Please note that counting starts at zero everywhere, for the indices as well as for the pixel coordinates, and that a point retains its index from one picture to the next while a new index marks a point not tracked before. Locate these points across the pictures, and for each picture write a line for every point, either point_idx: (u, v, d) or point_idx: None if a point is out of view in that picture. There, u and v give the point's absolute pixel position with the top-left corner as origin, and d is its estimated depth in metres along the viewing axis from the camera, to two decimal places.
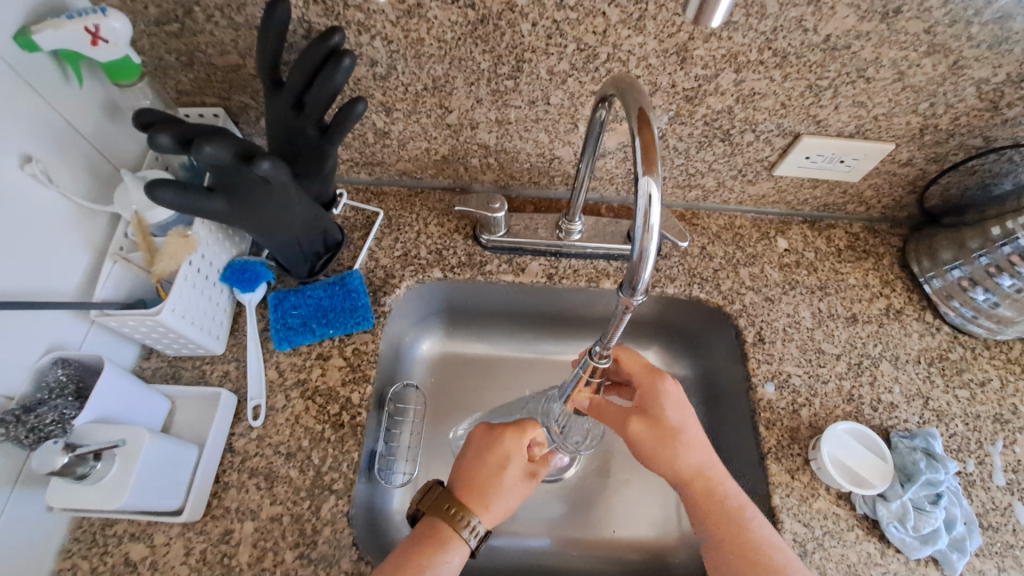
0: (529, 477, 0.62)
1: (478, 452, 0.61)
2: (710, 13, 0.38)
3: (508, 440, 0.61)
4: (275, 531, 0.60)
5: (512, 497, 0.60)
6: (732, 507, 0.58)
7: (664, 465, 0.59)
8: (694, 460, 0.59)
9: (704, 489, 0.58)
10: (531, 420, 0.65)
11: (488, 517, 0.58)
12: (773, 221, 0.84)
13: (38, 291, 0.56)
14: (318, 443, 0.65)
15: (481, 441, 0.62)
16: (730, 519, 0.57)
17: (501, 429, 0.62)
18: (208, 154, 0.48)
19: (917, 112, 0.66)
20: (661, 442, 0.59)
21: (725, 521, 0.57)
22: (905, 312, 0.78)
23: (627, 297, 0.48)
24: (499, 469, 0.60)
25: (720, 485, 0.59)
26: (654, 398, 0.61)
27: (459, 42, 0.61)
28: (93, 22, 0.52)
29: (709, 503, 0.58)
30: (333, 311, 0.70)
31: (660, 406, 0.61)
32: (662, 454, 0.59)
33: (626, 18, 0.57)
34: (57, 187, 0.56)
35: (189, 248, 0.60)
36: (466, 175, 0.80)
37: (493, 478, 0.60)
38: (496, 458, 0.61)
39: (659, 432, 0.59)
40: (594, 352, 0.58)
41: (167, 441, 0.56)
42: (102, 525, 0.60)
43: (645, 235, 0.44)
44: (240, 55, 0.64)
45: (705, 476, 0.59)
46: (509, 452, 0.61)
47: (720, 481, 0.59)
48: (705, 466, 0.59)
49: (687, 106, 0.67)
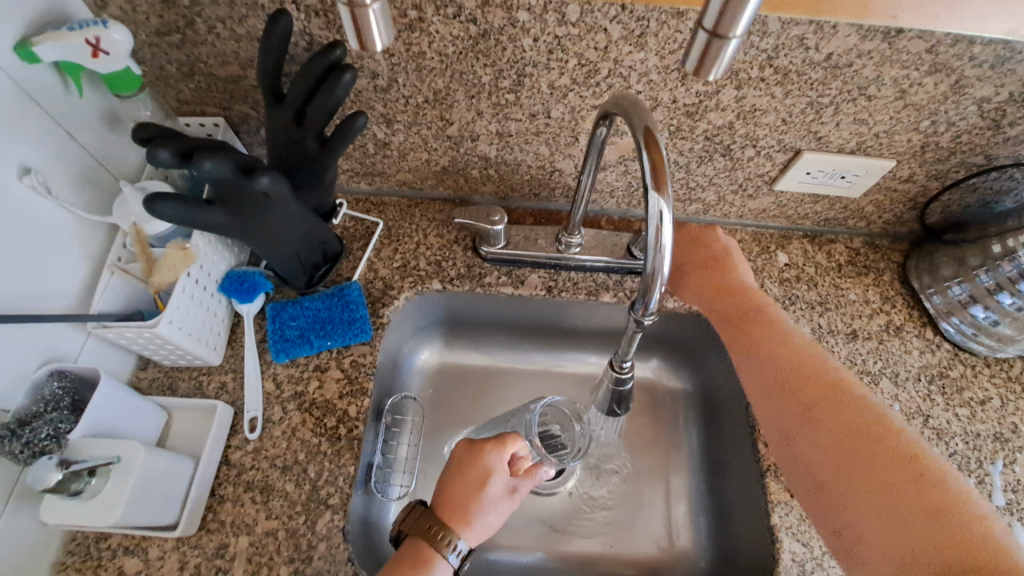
0: (512, 492, 0.61)
1: (459, 467, 0.61)
2: (710, 67, 0.38)
3: (488, 454, 0.61)
4: (269, 545, 0.60)
5: (495, 513, 0.60)
6: (798, 345, 0.63)
7: (760, 361, 0.64)
8: (751, 299, 0.68)
9: (757, 320, 0.66)
10: (513, 432, 0.65)
11: (471, 535, 0.58)
12: (773, 235, 0.84)
13: (36, 303, 0.55)
14: (314, 456, 0.64)
15: (463, 456, 0.62)
16: (791, 356, 0.62)
17: (482, 443, 0.62)
18: (208, 170, 0.48)
19: (918, 129, 0.66)
20: (743, 330, 0.66)
21: (782, 348, 0.63)
22: (905, 329, 0.77)
23: (638, 314, 0.50)
24: (479, 484, 0.60)
25: (787, 327, 0.64)
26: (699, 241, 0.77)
27: (459, 56, 0.61)
28: (94, 34, 0.52)
29: (765, 332, 0.65)
30: (332, 323, 0.70)
31: (706, 252, 0.75)
32: (741, 337, 0.67)
33: (627, 35, 0.57)
34: (56, 198, 0.56)
35: (187, 259, 0.60)
36: (466, 187, 0.80)
37: (475, 493, 0.59)
38: (477, 473, 0.60)
39: (722, 280, 0.72)
40: (614, 362, 0.61)
41: (163, 456, 0.55)
42: (96, 537, 0.60)
43: (656, 254, 0.46)
44: (242, 67, 0.64)
45: (766, 311, 0.66)
46: (489, 466, 0.61)
47: (786, 321, 0.65)
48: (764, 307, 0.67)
49: (687, 121, 0.67)
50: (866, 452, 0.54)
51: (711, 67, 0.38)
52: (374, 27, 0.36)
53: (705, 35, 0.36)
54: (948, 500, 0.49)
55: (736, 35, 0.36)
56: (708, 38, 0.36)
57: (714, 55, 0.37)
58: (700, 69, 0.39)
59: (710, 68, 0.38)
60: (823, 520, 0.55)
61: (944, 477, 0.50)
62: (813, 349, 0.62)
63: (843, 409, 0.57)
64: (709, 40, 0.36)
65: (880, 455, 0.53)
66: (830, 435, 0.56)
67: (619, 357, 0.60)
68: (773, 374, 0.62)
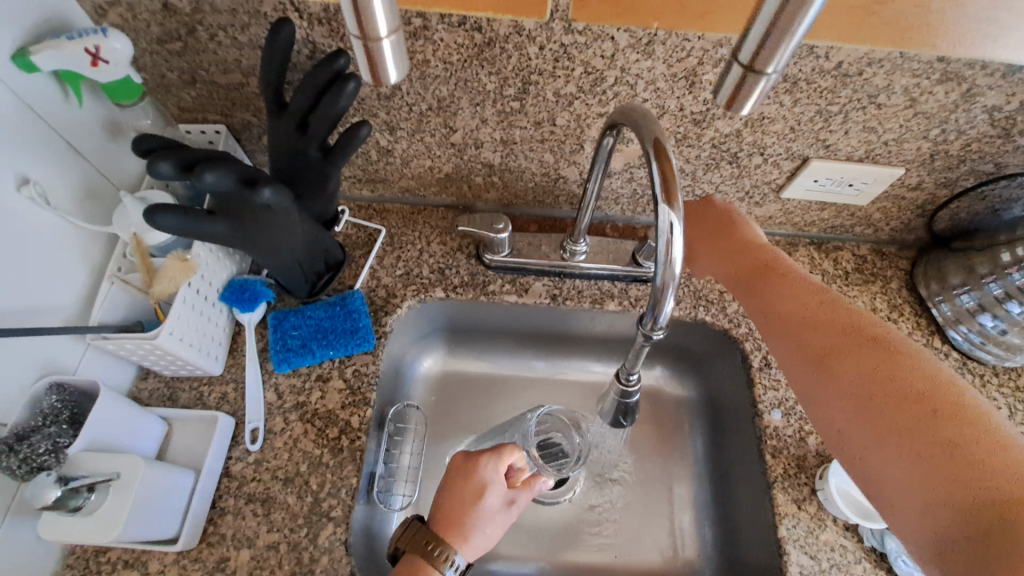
0: (509, 505, 0.61)
1: (455, 481, 0.61)
2: (744, 99, 0.37)
3: (484, 466, 0.61)
4: (271, 559, 0.59)
5: (492, 526, 0.59)
6: (810, 292, 0.61)
7: (779, 309, 0.62)
8: (763, 253, 0.66)
9: (768, 272, 0.64)
10: (510, 444, 0.64)
11: (468, 549, 0.57)
12: (779, 242, 0.83)
13: (35, 315, 0.54)
14: (317, 467, 0.64)
15: (458, 469, 0.61)
16: (803, 305, 0.60)
17: (478, 455, 0.62)
18: (209, 182, 0.47)
19: (928, 137, 0.65)
20: (758, 281, 0.65)
21: (793, 297, 0.61)
22: (913, 337, 0.77)
23: (647, 329, 0.50)
24: (475, 497, 0.59)
25: (799, 279, 0.63)
26: (709, 213, 0.72)
27: (464, 64, 0.60)
28: (94, 43, 0.52)
29: (777, 284, 0.63)
30: (334, 332, 0.69)
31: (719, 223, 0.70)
32: (754, 291, 0.65)
33: (634, 43, 0.57)
34: (55, 208, 0.55)
35: (188, 270, 0.59)
36: (470, 194, 0.80)
37: (471, 507, 0.59)
38: (473, 486, 0.60)
39: (737, 234, 0.69)
40: (621, 373, 0.60)
41: (163, 470, 0.55)
42: (95, 551, 0.59)
43: (666, 267, 0.45)
44: (243, 74, 0.63)
45: (775, 265, 0.65)
46: (485, 479, 0.60)
47: (796, 274, 0.64)
48: (774, 260, 0.65)
49: (694, 129, 0.66)
50: (889, 393, 0.51)
51: (745, 100, 0.37)
52: (388, 61, 0.35)
53: (740, 68, 0.36)
54: (975, 433, 0.46)
55: (771, 71, 0.35)
56: (743, 72, 0.36)
57: (750, 88, 0.36)
58: (733, 101, 0.38)
59: (743, 101, 0.37)
60: (848, 468, 0.53)
61: (967, 410, 0.48)
62: (829, 297, 0.60)
63: (858, 349, 0.55)
64: (743, 74, 0.36)
65: (902, 392, 0.51)
66: (854, 374, 0.54)
67: (626, 368, 0.59)
68: (785, 323, 0.61)
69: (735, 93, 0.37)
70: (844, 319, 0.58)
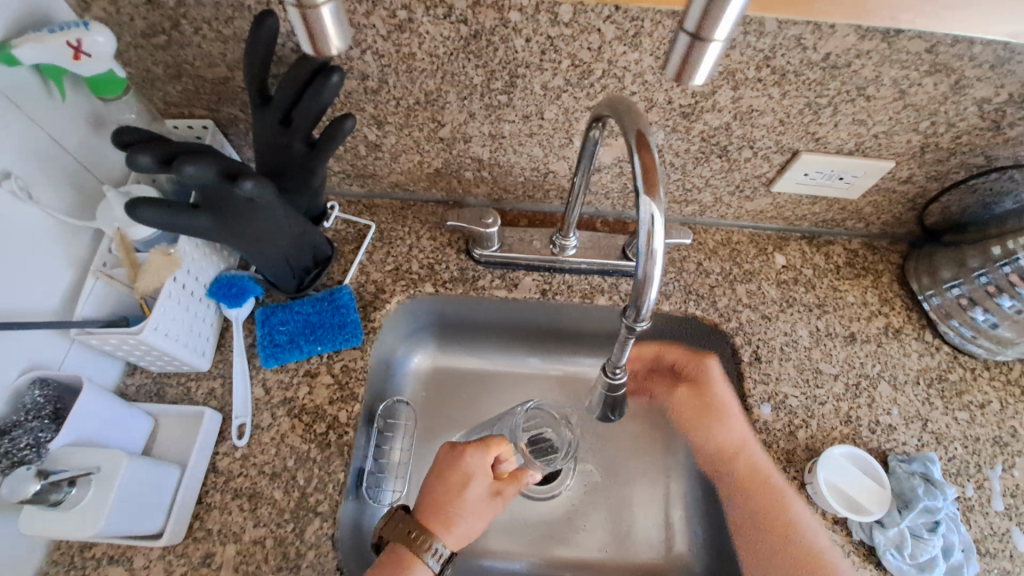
0: (495, 496, 0.60)
1: (440, 471, 0.60)
2: (693, 69, 0.36)
3: (469, 457, 0.61)
4: (257, 554, 0.59)
5: (476, 517, 0.58)
6: (760, 470, 0.68)
7: (738, 471, 0.71)
8: (738, 433, 0.72)
9: (741, 465, 0.70)
10: (497, 436, 0.64)
11: (451, 540, 0.57)
12: (770, 236, 0.83)
13: (18, 311, 0.54)
14: (304, 462, 0.63)
15: (444, 459, 0.61)
16: (750, 473, 0.69)
17: (463, 445, 0.62)
18: (189, 174, 0.47)
19: (918, 130, 0.65)
20: (731, 459, 0.72)
21: (761, 492, 0.68)
22: (904, 331, 0.77)
23: (631, 320, 0.49)
24: (460, 487, 0.59)
25: (757, 460, 0.69)
26: (695, 360, 0.80)
27: (450, 57, 0.60)
28: (76, 36, 0.51)
29: (741, 459, 0.71)
30: (322, 327, 0.69)
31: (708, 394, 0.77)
32: (723, 445, 0.74)
33: (621, 35, 0.56)
34: (37, 203, 0.55)
35: (172, 266, 0.59)
36: (460, 188, 0.79)
37: (455, 497, 0.58)
38: (457, 476, 0.60)
39: (715, 412, 0.76)
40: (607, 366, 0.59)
41: (147, 464, 0.55)
42: (80, 547, 0.59)
43: (647, 259, 0.45)
44: (229, 68, 0.62)
45: (744, 452, 0.71)
46: (470, 469, 0.60)
47: (756, 456, 0.69)
48: (745, 442, 0.71)
49: (683, 122, 0.66)
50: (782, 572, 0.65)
51: (694, 70, 0.36)
52: (329, 29, 0.35)
53: (687, 37, 0.35)
54: None
55: (719, 38, 0.34)
56: (690, 40, 0.35)
57: (698, 57, 0.35)
58: (683, 72, 0.37)
59: (692, 71, 0.36)
60: None
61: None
62: (770, 472, 0.67)
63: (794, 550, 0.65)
64: (691, 43, 0.35)
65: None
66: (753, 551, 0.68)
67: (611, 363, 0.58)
68: (738, 494, 0.71)
69: (685, 62, 0.36)
70: (790, 514, 0.66)
